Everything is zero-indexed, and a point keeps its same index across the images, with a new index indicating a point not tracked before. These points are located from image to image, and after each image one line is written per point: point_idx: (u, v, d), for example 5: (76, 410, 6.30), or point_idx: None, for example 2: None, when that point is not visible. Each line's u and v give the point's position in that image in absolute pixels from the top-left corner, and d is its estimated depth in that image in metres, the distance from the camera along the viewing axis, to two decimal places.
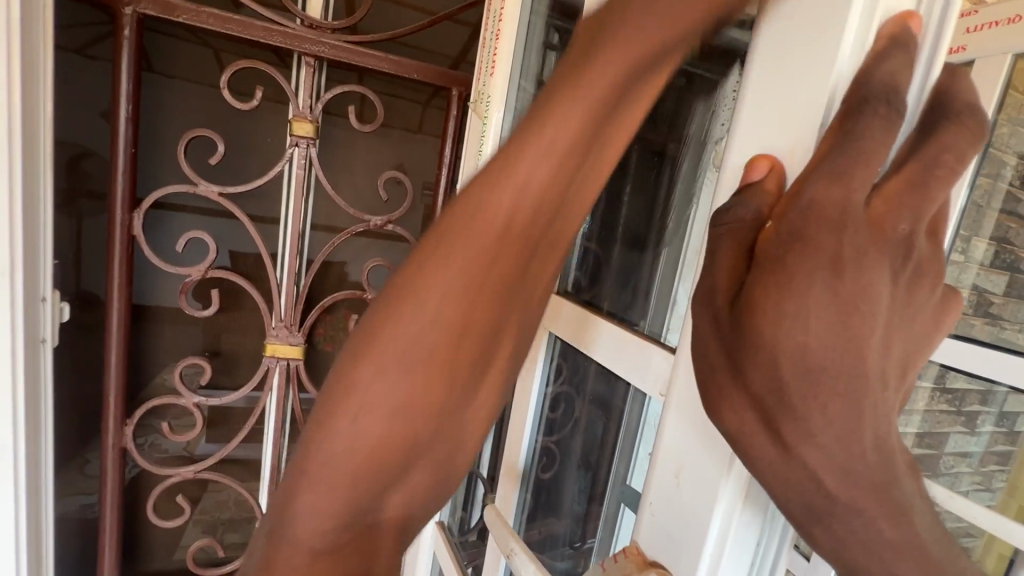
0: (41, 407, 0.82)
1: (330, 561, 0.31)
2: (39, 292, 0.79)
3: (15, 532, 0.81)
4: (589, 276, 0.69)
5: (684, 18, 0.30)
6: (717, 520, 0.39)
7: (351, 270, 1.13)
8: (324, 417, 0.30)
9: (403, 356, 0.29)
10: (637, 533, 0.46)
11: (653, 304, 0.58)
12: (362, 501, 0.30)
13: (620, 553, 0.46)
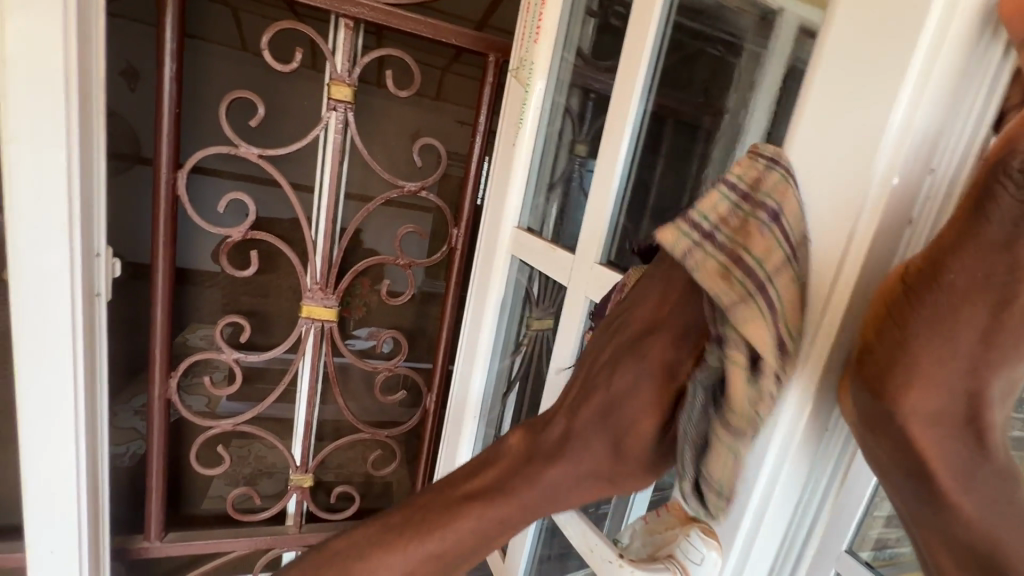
0: (97, 357, 0.86)
1: None
2: (95, 248, 0.83)
3: (75, 472, 0.87)
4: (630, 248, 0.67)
5: (642, 393, 0.41)
6: (767, 469, 0.43)
7: (385, 236, 1.15)
8: (414, 519, 0.45)
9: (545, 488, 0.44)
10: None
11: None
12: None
13: (661, 507, 0.48)
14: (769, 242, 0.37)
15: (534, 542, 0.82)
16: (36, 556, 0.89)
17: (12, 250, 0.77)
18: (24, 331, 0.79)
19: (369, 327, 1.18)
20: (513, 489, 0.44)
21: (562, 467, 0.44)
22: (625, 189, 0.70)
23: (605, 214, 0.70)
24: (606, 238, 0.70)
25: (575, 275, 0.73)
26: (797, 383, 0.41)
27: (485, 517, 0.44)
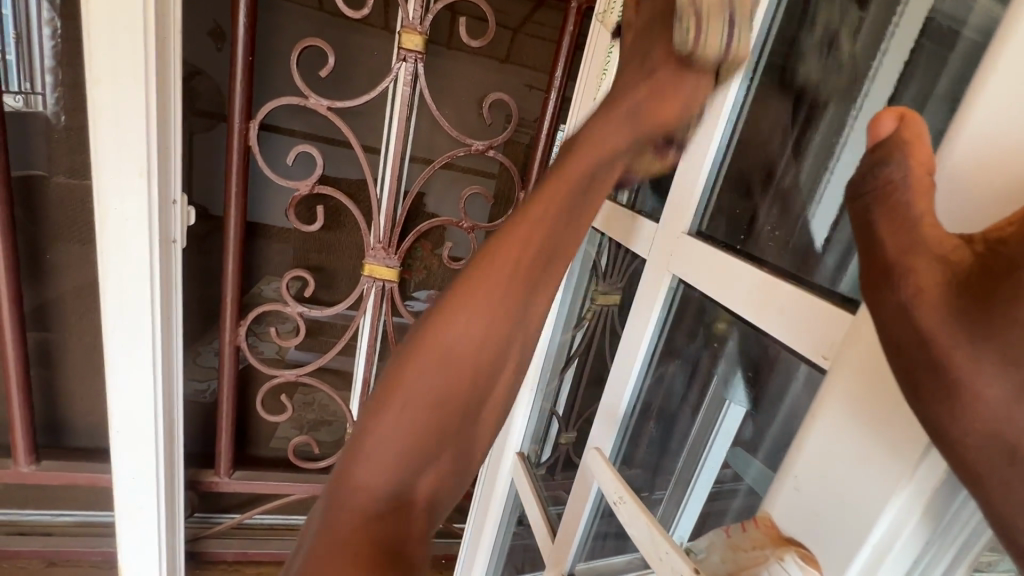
0: (173, 301, 0.89)
1: (440, 429, 0.48)
2: (171, 195, 0.84)
3: (153, 409, 0.92)
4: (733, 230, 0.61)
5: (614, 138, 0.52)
6: (881, 531, 0.35)
7: (449, 197, 1.11)
8: (395, 367, 0.49)
9: (486, 301, 0.50)
10: (770, 503, 0.42)
11: (796, 243, 0.53)
12: (456, 397, 0.49)
13: (749, 523, 0.43)
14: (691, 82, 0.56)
15: (588, 524, 0.79)
16: (120, 481, 0.95)
17: (96, 193, 0.79)
18: (108, 272, 0.83)
19: (430, 290, 1.16)
20: (474, 285, 0.50)
21: (517, 252, 0.51)
22: (725, 160, 0.63)
23: (696, 186, 0.63)
24: (698, 208, 0.64)
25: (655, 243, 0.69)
26: (915, 474, 0.34)
27: (484, 292, 0.50)
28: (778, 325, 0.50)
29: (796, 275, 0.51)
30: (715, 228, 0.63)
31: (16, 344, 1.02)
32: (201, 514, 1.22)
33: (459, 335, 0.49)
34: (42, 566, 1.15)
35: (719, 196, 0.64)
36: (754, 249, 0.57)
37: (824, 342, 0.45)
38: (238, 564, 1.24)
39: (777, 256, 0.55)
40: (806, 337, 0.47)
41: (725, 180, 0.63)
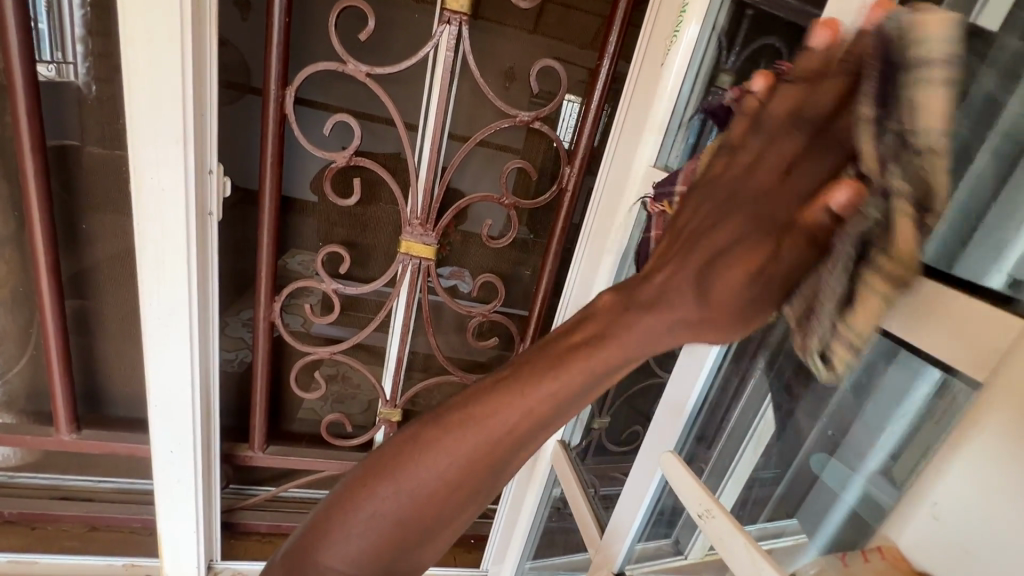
0: (210, 274, 0.87)
1: (395, 543, 0.48)
2: (207, 165, 0.81)
3: (190, 383, 0.91)
4: None
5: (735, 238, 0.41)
6: None
7: (489, 171, 1.05)
8: (380, 463, 0.48)
9: (449, 463, 0.47)
10: (895, 531, 0.41)
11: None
12: (433, 503, 0.47)
13: (870, 551, 0.43)
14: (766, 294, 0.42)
15: (644, 523, 0.75)
16: (159, 453, 0.96)
17: (132, 162, 0.76)
18: (145, 243, 0.80)
19: (455, 266, 1.12)
20: (464, 418, 0.47)
21: (520, 402, 0.46)
22: None
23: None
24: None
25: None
26: None
27: (481, 441, 0.46)
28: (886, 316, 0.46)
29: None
30: None
31: (55, 315, 1.02)
32: (236, 485, 1.23)
33: (432, 474, 0.47)
34: (84, 530, 1.17)
35: None
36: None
37: (969, 348, 0.40)
38: (272, 535, 1.25)
39: None
40: (930, 336, 0.42)
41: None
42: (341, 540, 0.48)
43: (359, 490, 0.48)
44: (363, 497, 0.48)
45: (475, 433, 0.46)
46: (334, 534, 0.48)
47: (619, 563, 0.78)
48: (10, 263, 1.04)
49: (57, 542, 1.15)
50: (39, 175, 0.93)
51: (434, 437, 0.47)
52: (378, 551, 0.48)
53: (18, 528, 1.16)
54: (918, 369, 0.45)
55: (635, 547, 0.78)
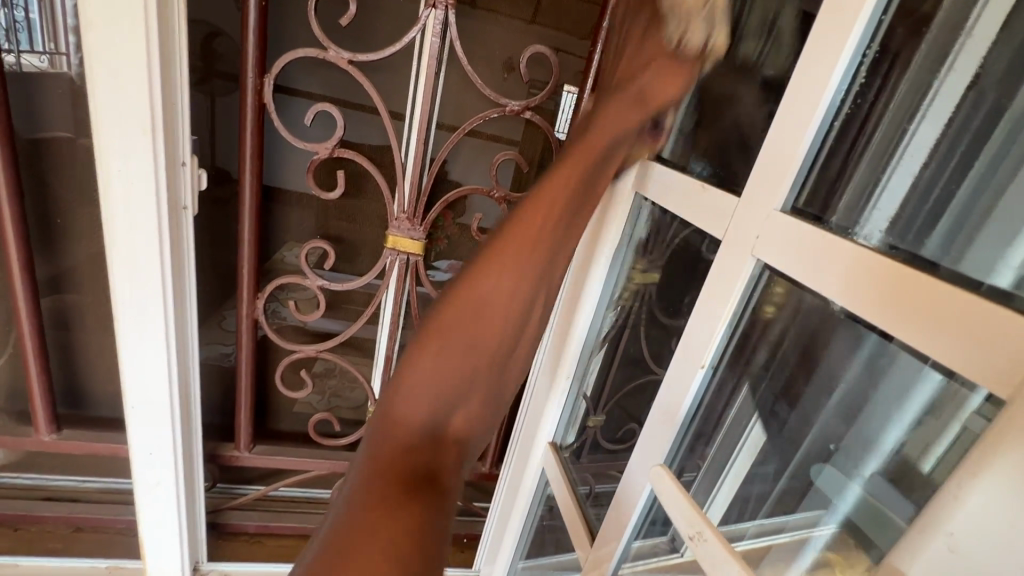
0: (185, 270, 0.84)
1: (459, 375, 0.60)
2: (178, 156, 0.77)
3: (167, 384, 0.87)
4: (839, 208, 0.52)
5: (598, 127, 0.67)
6: None
7: (480, 163, 1.01)
8: (407, 359, 0.60)
9: (484, 304, 0.63)
10: (905, 561, 0.37)
11: (875, 212, 0.50)
12: (485, 344, 0.63)
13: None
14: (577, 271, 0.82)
15: (637, 526, 0.72)
16: (137, 457, 0.92)
17: (98, 153, 0.73)
18: (114, 240, 0.77)
19: (451, 260, 1.07)
20: (501, 246, 0.64)
21: (547, 211, 0.66)
22: (835, 122, 0.52)
23: (800, 147, 0.52)
24: (796, 179, 0.53)
25: (738, 224, 0.59)
26: None
27: (528, 235, 0.65)
28: (892, 318, 0.42)
29: (898, 249, 0.45)
30: (822, 203, 0.53)
31: (30, 314, 0.99)
32: (223, 485, 1.20)
33: (440, 376, 0.60)
34: (68, 531, 1.15)
35: (825, 170, 0.53)
36: (833, 217, 0.51)
37: (988, 357, 0.36)
38: (260, 536, 1.22)
39: (919, 241, 0.45)
40: (940, 344, 0.39)
41: (829, 148, 0.52)
42: (407, 398, 0.58)
43: (397, 385, 0.58)
44: (401, 393, 0.58)
45: (496, 300, 0.63)
46: (399, 396, 0.58)
47: (612, 567, 0.76)
48: None
49: (39, 543, 1.13)
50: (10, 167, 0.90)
51: (461, 295, 0.63)
52: (444, 396, 0.59)
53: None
54: (919, 372, 0.42)
55: (632, 545, 0.74)
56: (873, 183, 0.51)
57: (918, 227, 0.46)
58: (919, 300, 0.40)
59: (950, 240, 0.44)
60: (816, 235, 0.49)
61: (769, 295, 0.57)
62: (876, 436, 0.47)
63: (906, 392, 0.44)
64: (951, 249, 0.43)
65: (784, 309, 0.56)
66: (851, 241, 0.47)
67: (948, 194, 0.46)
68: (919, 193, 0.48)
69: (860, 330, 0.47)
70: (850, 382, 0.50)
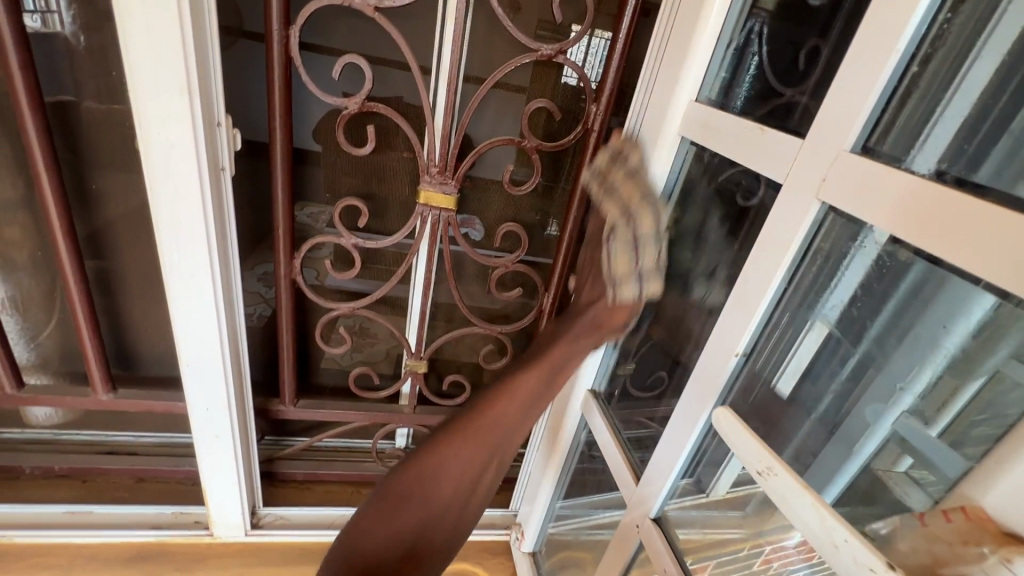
0: (228, 233, 0.85)
1: None
2: (214, 116, 0.77)
3: (219, 345, 0.91)
4: (900, 138, 0.50)
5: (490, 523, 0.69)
6: None
7: (509, 111, 0.99)
8: None
9: None
10: (980, 494, 0.43)
11: (925, 148, 0.49)
12: None
13: (952, 513, 0.44)
14: (618, 172, 0.80)
15: (687, 462, 0.75)
16: (195, 412, 0.97)
17: (136, 114, 0.72)
18: (159, 201, 0.77)
19: (468, 214, 1.07)
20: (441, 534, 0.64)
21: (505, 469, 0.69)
22: (918, 54, 0.48)
23: (872, 91, 0.50)
24: (868, 121, 0.51)
25: (797, 168, 0.57)
26: None
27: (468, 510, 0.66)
28: (955, 251, 0.43)
29: (947, 176, 0.46)
30: (881, 132, 0.51)
31: (77, 280, 1.01)
32: (272, 437, 1.27)
33: None
34: (132, 481, 1.23)
35: (901, 104, 0.50)
36: (886, 147, 0.50)
37: None
38: (309, 481, 1.30)
39: (969, 168, 0.45)
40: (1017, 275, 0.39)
41: (907, 83, 0.49)
42: None
43: None
44: None
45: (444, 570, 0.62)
46: None
47: (657, 505, 0.79)
48: (24, 226, 1.02)
49: (107, 493, 1.21)
50: (41, 133, 0.89)
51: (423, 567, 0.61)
52: None
53: (70, 481, 1.21)
54: (968, 294, 0.45)
55: (679, 483, 0.77)
56: (928, 113, 0.49)
57: (967, 160, 0.46)
58: (984, 233, 0.41)
59: (1006, 163, 0.43)
60: (876, 171, 0.49)
61: (818, 240, 0.57)
62: (915, 366, 0.50)
63: (957, 311, 0.46)
64: (1003, 177, 0.43)
65: (825, 250, 0.57)
66: (907, 172, 0.47)
67: (1009, 115, 0.44)
68: (972, 121, 0.47)
69: (908, 258, 0.49)
70: (889, 317, 0.53)
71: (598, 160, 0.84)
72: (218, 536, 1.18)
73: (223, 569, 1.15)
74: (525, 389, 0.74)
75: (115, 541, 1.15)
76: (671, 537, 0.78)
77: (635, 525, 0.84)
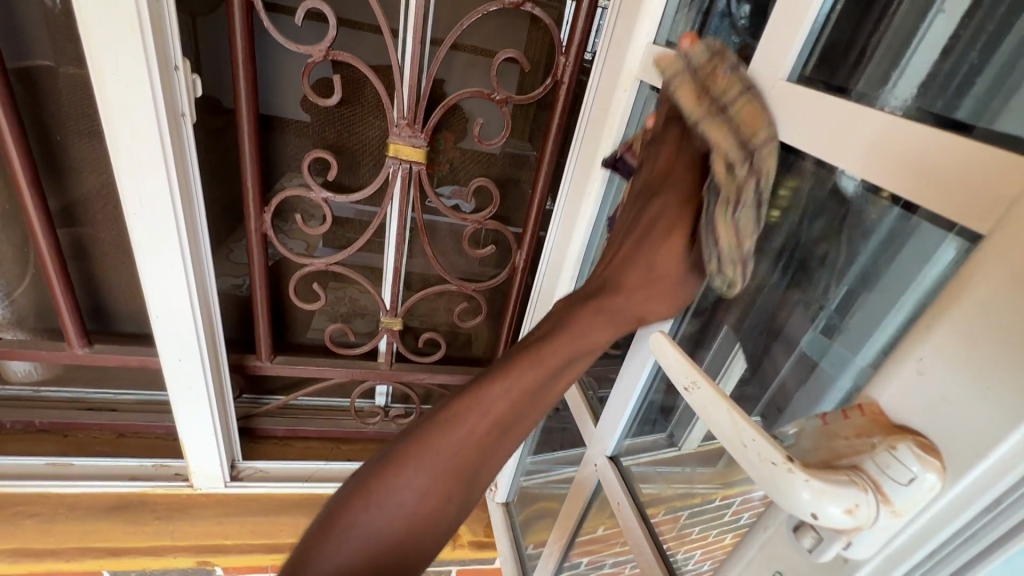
0: (192, 183, 0.84)
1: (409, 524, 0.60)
2: (171, 60, 0.75)
3: (188, 296, 0.91)
4: (873, 81, 0.48)
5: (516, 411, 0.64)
6: (1006, 450, 0.29)
7: (479, 63, 0.98)
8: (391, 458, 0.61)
9: (425, 467, 0.61)
10: (877, 388, 0.36)
11: (903, 79, 0.46)
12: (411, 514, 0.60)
13: (850, 408, 0.37)
14: (729, 80, 0.54)
15: (635, 410, 0.79)
16: (168, 363, 0.98)
17: (90, 56, 0.71)
18: (118, 145, 0.77)
19: (454, 186, 1.09)
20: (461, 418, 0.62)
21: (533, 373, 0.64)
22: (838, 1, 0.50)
23: (799, 34, 0.51)
24: (804, 46, 0.51)
25: (740, 101, 0.58)
26: None
27: (494, 411, 0.63)
28: (883, 178, 0.43)
29: (926, 112, 0.42)
30: (843, 75, 0.50)
31: (45, 233, 1.00)
32: (250, 394, 1.28)
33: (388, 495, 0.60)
34: (113, 437, 1.25)
35: (855, 47, 0.50)
36: (858, 87, 0.48)
37: (976, 198, 0.36)
38: (288, 438, 1.33)
39: (935, 99, 0.42)
40: (928, 188, 0.39)
41: (844, 23, 0.50)
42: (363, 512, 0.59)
43: (366, 483, 0.60)
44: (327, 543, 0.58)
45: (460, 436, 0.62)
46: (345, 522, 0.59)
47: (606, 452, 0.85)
48: None
49: (88, 448, 1.23)
50: None
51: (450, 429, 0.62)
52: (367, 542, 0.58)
53: (50, 436, 1.23)
54: (937, 244, 0.40)
55: (622, 443, 0.83)
56: (899, 55, 0.47)
57: (949, 97, 0.42)
58: (912, 156, 0.40)
59: (990, 95, 0.39)
60: (813, 98, 0.49)
61: (787, 180, 0.55)
62: (880, 322, 0.44)
63: (924, 261, 0.41)
64: (984, 111, 0.39)
65: (798, 198, 0.55)
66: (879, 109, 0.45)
67: (995, 42, 0.40)
68: (953, 55, 0.43)
69: (883, 206, 0.45)
70: (861, 268, 0.48)
71: (693, 55, 0.57)
72: (198, 487, 1.21)
73: (204, 519, 1.18)
74: (500, 403, 0.63)
75: (97, 492, 1.17)
76: (622, 471, 0.82)
77: (593, 463, 0.88)
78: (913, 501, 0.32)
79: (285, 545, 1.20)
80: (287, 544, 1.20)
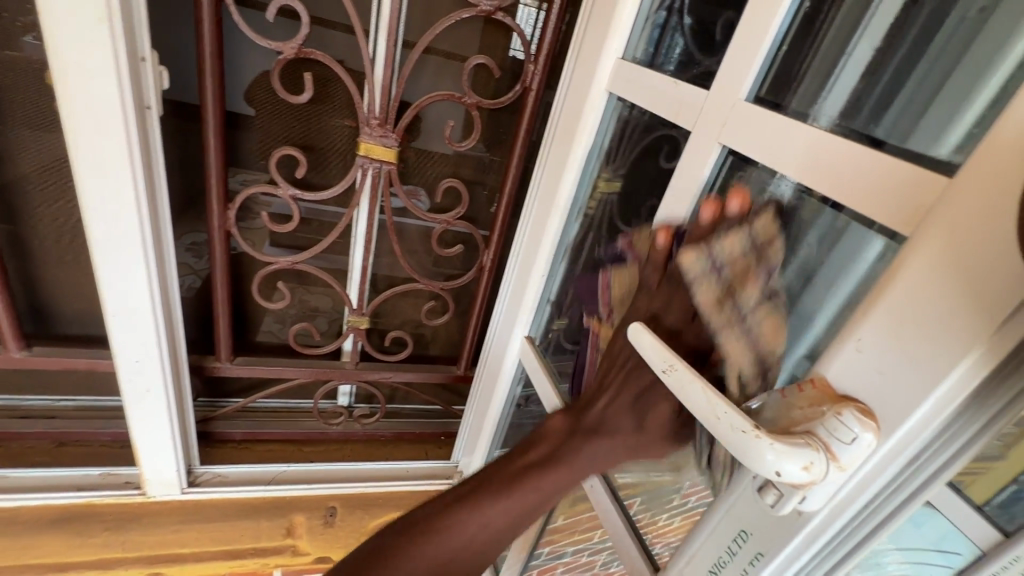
0: (156, 177, 0.82)
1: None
2: (139, 51, 0.73)
3: (149, 293, 0.88)
4: (803, 97, 0.55)
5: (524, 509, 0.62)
6: (931, 406, 0.36)
7: (451, 66, 1.00)
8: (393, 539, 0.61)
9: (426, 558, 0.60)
10: (825, 364, 0.42)
11: (829, 95, 0.53)
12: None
13: (802, 384, 0.43)
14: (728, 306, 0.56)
15: None
16: (124, 364, 0.94)
17: (49, 43, 0.68)
18: (77, 136, 0.73)
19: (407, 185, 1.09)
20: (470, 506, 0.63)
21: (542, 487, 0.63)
22: (792, 31, 0.56)
23: (757, 55, 0.58)
24: (758, 71, 0.58)
25: (703, 116, 0.64)
26: (969, 352, 0.34)
27: (499, 509, 0.62)
28: (827, 185, 0.49)
29: (852, 131, 0.49)
30: (780, 90, 0.57)
31: None
32: (206, 398, 1.24)
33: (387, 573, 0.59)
34: (53, 446, 1.18)
35: (790, 62, 0.57)
36: (792, 103, 0.56)
37: (902, 203, 0.43)
38: (248, 441, 1.30)
39: (853, 119, 0.50)
40: (864, 196, 0.46)
41: (796, 41, 0.56)
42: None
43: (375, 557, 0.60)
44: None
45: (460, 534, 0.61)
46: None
47: None
48: None
49: (24, 459, 1.15)
50: None
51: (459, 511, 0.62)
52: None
53: None
54: (865, 237, 0.47)
55: None
56: (828, 73, 0.54)
57: (866, 114, 0.49)
58: (851, 167, 0.47)
59: (899, 115, 0.47)
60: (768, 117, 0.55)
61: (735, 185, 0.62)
62: (819, 309, 0.52)
63: (856, 255, 0.48)
64: (897, 131, 0.46)
65: None
66: (810, 125, 0.52)
67: (903, 73, 0.48)
68: (867, 81, 0.50)
69: (817, 205, 0.52)
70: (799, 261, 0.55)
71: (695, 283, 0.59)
72: (151, 495, 1.15)
73: (158, 527, 1.13)
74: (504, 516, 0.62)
75: (36, 506, 1.10)
76: None
77: None
78: (855, 456, 0.38)
79: (246, 550, 1.16)
80: (249, 549, 1.17)
